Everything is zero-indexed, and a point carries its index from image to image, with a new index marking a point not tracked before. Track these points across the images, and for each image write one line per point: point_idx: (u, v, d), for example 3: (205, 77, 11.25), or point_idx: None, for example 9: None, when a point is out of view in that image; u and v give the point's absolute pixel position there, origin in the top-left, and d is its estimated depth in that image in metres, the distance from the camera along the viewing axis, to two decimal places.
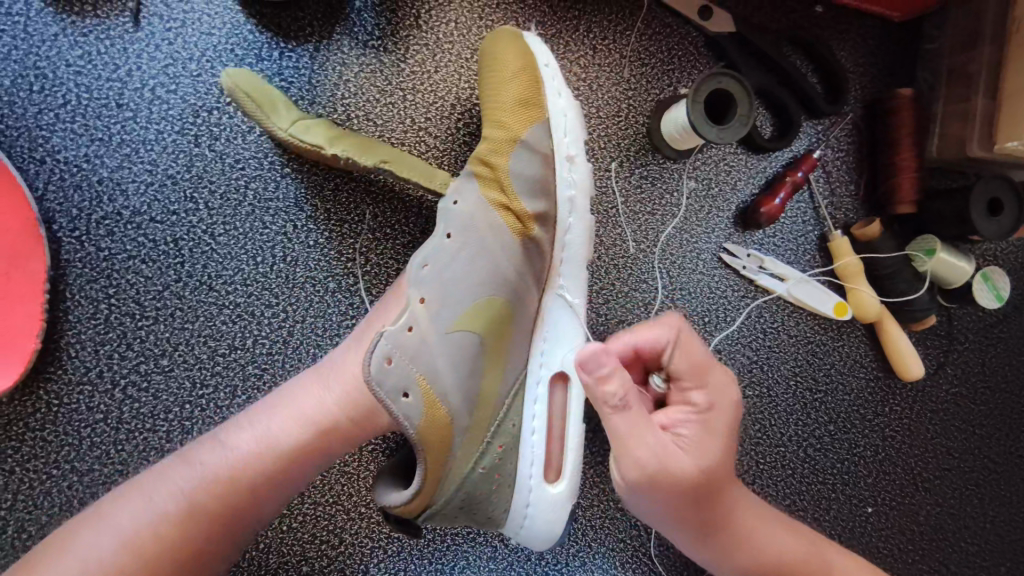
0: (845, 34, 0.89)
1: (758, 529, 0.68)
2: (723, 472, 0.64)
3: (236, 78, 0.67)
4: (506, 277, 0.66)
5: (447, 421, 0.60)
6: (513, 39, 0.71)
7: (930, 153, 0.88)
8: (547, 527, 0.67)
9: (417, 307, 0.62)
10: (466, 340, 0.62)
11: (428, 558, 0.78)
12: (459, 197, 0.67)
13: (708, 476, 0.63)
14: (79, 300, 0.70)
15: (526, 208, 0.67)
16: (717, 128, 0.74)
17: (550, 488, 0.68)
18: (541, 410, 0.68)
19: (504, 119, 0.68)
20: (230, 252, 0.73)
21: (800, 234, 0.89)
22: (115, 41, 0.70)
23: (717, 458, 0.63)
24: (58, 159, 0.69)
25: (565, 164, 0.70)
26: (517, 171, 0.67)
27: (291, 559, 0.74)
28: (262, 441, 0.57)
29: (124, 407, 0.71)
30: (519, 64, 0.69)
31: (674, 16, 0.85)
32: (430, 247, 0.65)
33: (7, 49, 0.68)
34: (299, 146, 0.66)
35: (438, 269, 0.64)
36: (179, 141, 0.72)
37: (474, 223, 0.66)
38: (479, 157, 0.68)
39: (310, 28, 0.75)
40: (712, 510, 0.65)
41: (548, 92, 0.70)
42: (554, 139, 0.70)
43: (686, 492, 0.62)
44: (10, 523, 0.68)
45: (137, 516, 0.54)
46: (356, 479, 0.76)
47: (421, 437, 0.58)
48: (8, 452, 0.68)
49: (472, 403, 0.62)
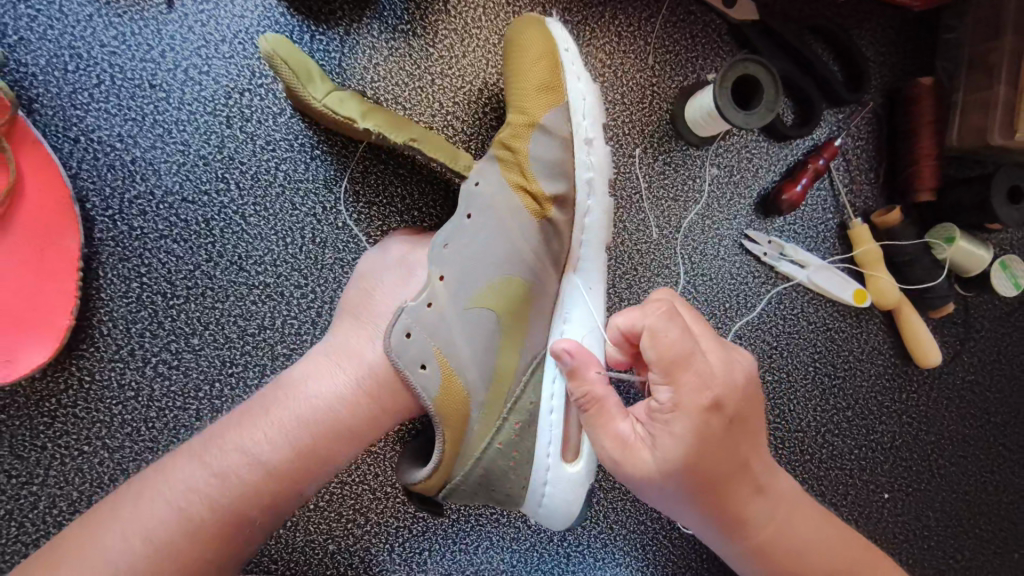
0: (866, 23, 0.90)
1: (775, 503, 0.62)
2: (742, 446, 0.58)
3: (274, 43, 0.66)
4: (522, 256, 0.66)
5: (464, 394, 0.60)
6: (532, 24, 0.71)
7: (950, 141, 0.89)
8: (566, 506, 0.65)
9: (436, 285, 0.62)
10: (482, 317, 0.63)
11: (453, 538, 0.78)
12: (481, 178, 0.68)
13: (728, 453, 0.56)
14: (112, 279, 0.71)
15: (544, 189, 0.67)
16: (744, 113, 0.74)
17: (567, 466, 0.65)
18: (559, 390, 0.66)
19: (524, 103, 0.68)
20: (261, 232, 0.73)
21: (821, 222, 0.90)
22: (149, 22, 0.71)
23: (735, 430, 0.57)
24: (93, 138, 0.70)
25: (584, 147, 0.69)
26: (537, 154, 0.67)
27: (317, 537, 0.75)
28: (299, 442, 0.56)
29: (155, 384, 0.71)
30: (538, 48, 0.69)
31: (698, 4, 0.85)
32: (449, 225, 0.66)
33: (42, 28, 0.69)
34: (332, 118, 0.67)
35: (458, 248, 0.64)
36: (211, 122, 0.72)
37: (493, 203, 0.66)
38: (502, 141, 0.68)
39: (341, 11, 0.75)
40: (731, 491, 0.58)
41: (568, 75, 0.69)
42: (573, 121, 0.69)
43: (704, 474, 0.56)
44: (42, 498, 0.68)
45: (170, 518, 0.53)
46: (382, 459, 0.77)
47: (437, 408, 0.59)
48: (40, 429, 0.68)
49: (488, 379, 0.62)
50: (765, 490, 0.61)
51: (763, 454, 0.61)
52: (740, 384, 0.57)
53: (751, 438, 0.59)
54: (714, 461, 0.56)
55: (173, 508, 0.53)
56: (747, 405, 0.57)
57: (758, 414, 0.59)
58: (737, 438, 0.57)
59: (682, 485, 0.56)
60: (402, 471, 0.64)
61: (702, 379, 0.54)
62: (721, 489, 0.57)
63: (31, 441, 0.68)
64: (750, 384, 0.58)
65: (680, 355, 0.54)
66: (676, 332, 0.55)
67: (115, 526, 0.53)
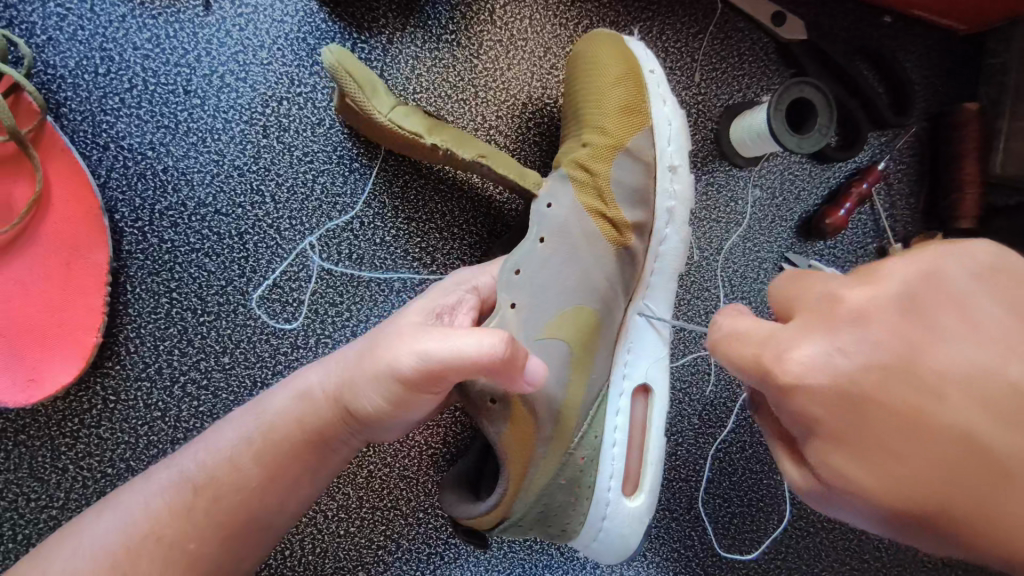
0: (911, 46, 0.89)
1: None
2: (903, 418, 0.40)
3: (340, 54, 0.63)
4: (597, 285, 0.64)
5: (529, 431, 0.57)
6: (615, 44, 0.68)
7: (994, 170, 0.85)
8: (625, 541, 0.64)
9: (507, 313, 0.58)
10: (558, 347, 0.60)
11: (485, 565, 0.76)
12: (553, 198, 0.64)
13: (909, 442, 0.40)
14: (141, 294, 0.67)
15: (623, 217, 0.65)
16: (799, 137, 0.73)
17: (628, 500, 0.64)
18: (622, 422, 0.65)
19: (607, 124, 0.66)
20: (296, 248, 0.70)
21: (861, 246, 0.88)
22: (185, 24, 0.68)
23: (867, 431, 0.41)
24: (123, 145, 0.67)
25: (667, 175, 0.69)
26: (618, 178, 0.65)
27: (347, 564, 0.73)
28: (240, 433, 0.55)
29: (183, 404, 0.68)
30: (623, 71, 0.67)
31: (746, 22, 0.84)
32: (523, 248, 0.60)
33: (72, 28, 0.65)
34: (398, 134, 0.63)
35: (530, 274, 0.60)
36: (247, 131, 0.69)
37: (570, 229, 0.63)
38: (577, 161, 0.65)
39: (384, 19, 0.72)
40: (987, 502, 0.39)
41: (653, 99, 0.68)
42: (657, 148, 0.68)
43: (942, 483, 0.40)
44: (61, 523, 0.65)
45: (114, 525, 0.51)
46: (416, 484, 0.74)
47: (504, 444, 0.56)
48: (62, 450, 0.65)
49: (557, 412, 0.60)
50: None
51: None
52: (856, 344, 0.42)
53: (926, 406, 0.40)
54: (941, 444, 0.39)
55: (106, 533, 0.51)
56: (865, 383, 0.41)
57: (948, 337, 0.40)
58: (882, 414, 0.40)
59: (902, 519, 0.41)
60: (449, 501, 0.60)
61: (843, 323, 0.42)
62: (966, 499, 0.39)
63: (52, 463, 0.65)
64: (906, 299, 0.42)
65: (820, 316, 0.44)
66: (828, 280, 0.47)
67: (59, 556, 0.50)
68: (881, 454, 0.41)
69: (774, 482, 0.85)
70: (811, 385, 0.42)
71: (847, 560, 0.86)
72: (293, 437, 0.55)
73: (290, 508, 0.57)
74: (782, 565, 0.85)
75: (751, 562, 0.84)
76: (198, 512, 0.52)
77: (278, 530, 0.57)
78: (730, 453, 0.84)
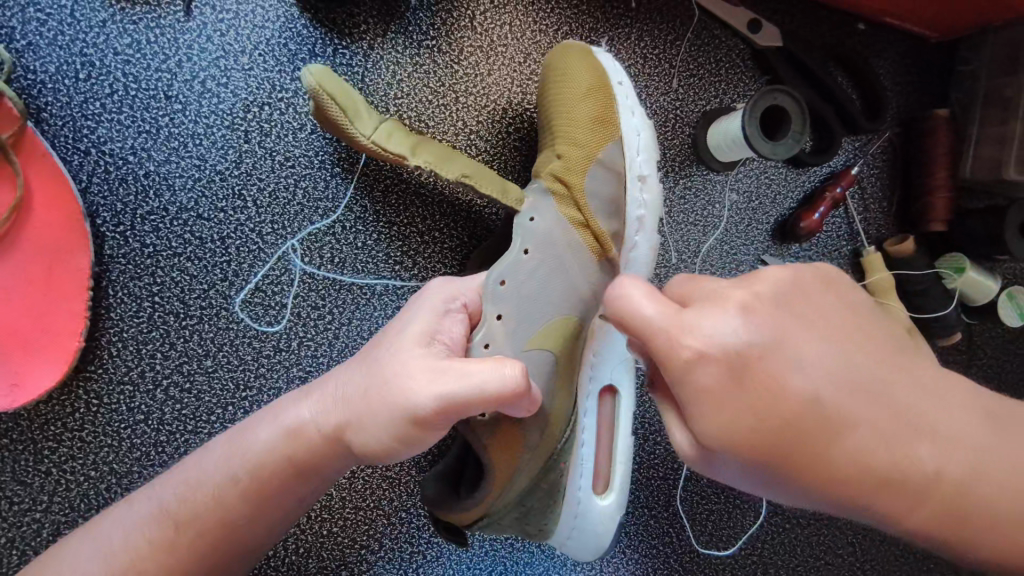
0: (884, 52, 0.91)
1: (873, 441, 0.43)
2: (776, 382, 0.43)
3: (319, 75, 0.62)
4: (576, 296, 0.66)
5: (516, 439, 0.59)
6: (587, 57, 0.70)
7: (963, 173, 0.89)
8: (598, 538, 0.66)
9: (494, 324, 0.60)
10: (542, 358, 0.62)
11: (466, 563, 0.77)
12: (536, 212, 0.65)
13: (785, 406, 0.43)
14: (123, 298, 0.68)
15: (602, 228, 0.67)
16: (773, 143, 0.75)
17: (599, 499, 0.67)
18: (590, 422, 0.68)
19: (580, 136, 0.67)
20: (278, 252, 0.71)
21: (834, 249, 0.90)
22: (166, 30, 0.68)
23: (747, 397, 0.43)
24: (104, 150, 0.67)
25: (637, 184, 0.70)
26: (592, 189, 0.67)
27: (330, 563, 0.74)
28: (224, 470, 0.55)
29: (166, 407, 0.68)
30: (592, 84, 0.68)
31: (723, 28, 0.85)
32: (508, 260, 0.62)
33: (52, 33, 0.65)
34: (382, 154, 0.64)
35: (515, 286, 0.62)
36: (229, 136, 0.70)
37: (551, 240, 0.65)
38: (554, 173, 0.66)
39: (365, 25, 0.73)
40: (840, 462, 0.43)
41: (623, 110, 0.70)
42: (627, 158, 0.70)
43: (812, 450, 0.43)
44: (45, 525, 0.65)
45: (95, 559, 0.53)
46: (398, 484, 0.76)
47: (489, 449, 0.57)
48: (44, 453, 0.66)
49: (544, 421, 0.61)
50: (892, 422, 0.43)
51: (901, 354, 0.46)
52: (746, 323, 0.43)
53: (794, 377, 0.43)
54: (805, 411, 0.43)
55: (88, 565, 0.52)
56: (750, 357, 0.43)
57: (813, 322, 0.44)
58: (756, 383, 0.43)
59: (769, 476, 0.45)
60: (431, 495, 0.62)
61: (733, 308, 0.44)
62: (810, 448, 0.43)
63: (34, 466, 0.65)
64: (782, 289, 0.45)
65: (710, 299, 0.45)
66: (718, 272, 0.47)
67: None
68: (762, 424, 0.43)
69: None
70: (707, 361, 0.44)
71: (821, 554, 0.88)
72: (277, 474, 0.55)
73: (275, 529, 0.59)
74: (758, 561, 0.87)
75: (727, 558, 0.86)
76: (181, 546, 0.53)
77: (264, 547, 0.60)
78: None
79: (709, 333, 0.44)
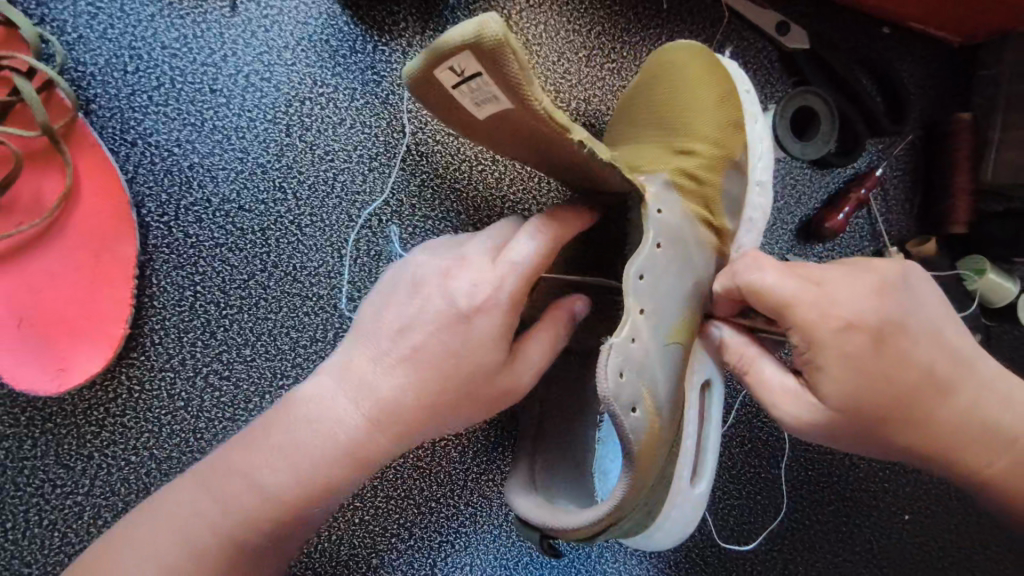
0: (908, 57, 0.92)
1: (959, 404, 0.58)
2: (908, 356, 0.56)
3: None
4: (702, 292, 0.65)
5: (656, 437, 0.58)
6: (709, 61, 0.71)
7: (984, 177, 0.89)
8: (683, 526, 0.68)
9: (638, 319, 0.56)
10: (674, 353, 0.61)
11: (493, 553, 0.78)
12: (663, 203, 0.61)
13: (903, 365, 0.56)
14: (165, 287, 0.69)
15: (725, 227, 0.68)
16: (803, 144, 0.78)
17: (693, 488, 0.68)
18: (695, 418, 0.67)
19: (716, 138, 0.67)
20: (316, 244, 0.72)
21: (857, 249, 0.92)
22: (212, 25, 0.70)
23: (886, 361, 0.56)
24: (150, 142, 0.69)
25: (756, 189, 0.71)
26: (729, 191, 0.68)
27: (362, 551, 0.75)
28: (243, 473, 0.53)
29: (205, 394, 0.69)
30: (728, 90, 0.70)
31: (752, 30, 0.86)
32: (648, 253, 0.58)
33: (103, 27, 0.67)
34: None
35: (654, 279, 0.58)
36: (271, 129, 0.71)
37: (682, 235, 0.62)
38: (687, 168, 0.65)
39: (405, 23, 0.74)
40: (915, 414, 0.57)
41: (749, 117, 0.72)
42: (751, 163, 0.71)
43: (884, 403, 0.56)
44: (86, 508, 0.67)
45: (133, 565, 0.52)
46: (429, 474, 0.77)
47: (638, 454, 0.55)
48: (88, 438, 0.67)
49: (671, 419, 0.61)
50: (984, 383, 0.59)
51: (949, 330, 0.59)
52: (878, 300, 0.56)
53: (915, 346, 0.56)
54: (926, 371, 0.57)
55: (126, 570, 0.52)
56: (875, 329, 0.55)
57: (915, 303, 0.57)
58: (893, 348, 0.56)
59: (848, 427, 0.58)
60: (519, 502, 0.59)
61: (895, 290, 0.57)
62: (913, 411, 0.57)
63: (77, 450, 0.67)
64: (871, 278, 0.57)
65: (795, 274, 0.58)
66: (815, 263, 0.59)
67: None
68: (862, 385, 0.56)
69: (771, 476, 0.88)
70: (852, 328, 0.55)
71: (839, 551, 0.89)
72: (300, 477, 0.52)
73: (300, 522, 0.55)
74: (777, 556, 0.88)
75: (748, 552, 0.87)
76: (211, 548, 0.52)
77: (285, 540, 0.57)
78: (729, 447, 0.87)
79: (861, 305, 0.56)
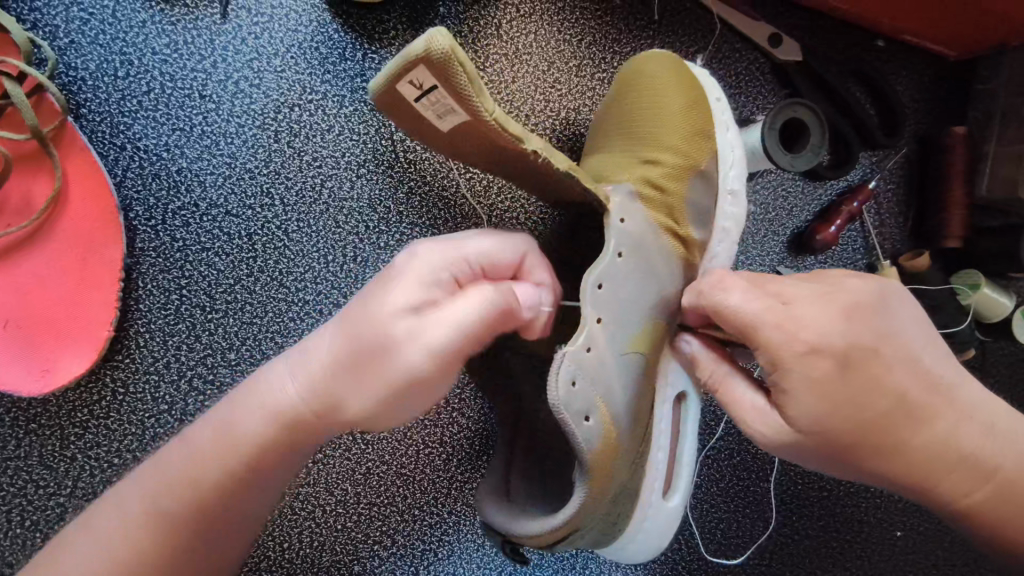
0: (903, 70, 0.92)
1: (936, 429, 0.57)
2: (882, 380, 0.55)
3: None
4: (666, 302, 0.65)
5: (616, 445, 0.58)
6: (678, 69, 0.71)
7: (979, 192, 0.89)
8: (656, 539, 0.67)
9: (594, 327, 0.57)
10: (635, 362, 0.61)
11: (476, 562, 0.78)
12: (625, 213, 0.62)
13: (881, 387, 0.55)
14: (151, 290, 0.70)
15: (692, 236, 0.68)
16: (791, 155, 0.76)
17: (666, 502, 0.67)
18: (666, 428, 0.67)
19: (683, 145, 0.67)
20: (303, 249, 0.72)
21: (849, 262, 0.91)
22: (203, 32, 0.70)
23: (858, 383, 0.54)
24: (139, 146, 0.70)
25: (728, 197, 0.71)
26: (697, 199, 0.68)
27: (343, 558, 0.75)
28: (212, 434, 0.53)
29: (189, 398, 0.70)
30: (695, 97, 0.70)
31: (743, 42, 0.86)
32: (605, 263, 0.58)
33: (95, 32, 0.68)
34: None
35: (612, 288, 0.59)
36: (259, 135, 0.72)
37: (642, 243, 0.63)
38: (652, 177, 0.65)
39: (395, 30, 0.74)
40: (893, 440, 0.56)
41: (721, 124, 0.72)
42: (722, 171, 0.71)
43: (860, 426, 0.55)
44: (68, 510, 0.67)
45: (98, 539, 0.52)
46: (412, 481, 0.76)
47: (591, 461, 0.55)
48: (71, 440, 0.68)
49: (630, 429, 0.61)
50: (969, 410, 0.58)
51: (929, 353, 0.58)
52: (847, 321, 0.55)
53: (888, 369, 0.55)
54: (904, 395, 0.56)
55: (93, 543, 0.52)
56: (843, 349, 0.54)
57: (888, 325, 0.56)
58: (867, 372, 0.55)
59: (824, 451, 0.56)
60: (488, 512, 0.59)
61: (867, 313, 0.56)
62: (888, 435, 0.56)
63: (60, 451, 0.67)
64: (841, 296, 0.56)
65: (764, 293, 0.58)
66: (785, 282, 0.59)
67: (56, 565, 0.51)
68: (835, 408, 0.55)
69: (760, 489, 0.87)
70: (818, 349, 0.54)
71: (829, 567, 0.87)
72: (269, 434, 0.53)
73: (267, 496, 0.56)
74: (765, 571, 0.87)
75: (736, 566, 0.86)
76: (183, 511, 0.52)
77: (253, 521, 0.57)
78: (718, 459, 0.86)
79: (825, 324, 0.55)
